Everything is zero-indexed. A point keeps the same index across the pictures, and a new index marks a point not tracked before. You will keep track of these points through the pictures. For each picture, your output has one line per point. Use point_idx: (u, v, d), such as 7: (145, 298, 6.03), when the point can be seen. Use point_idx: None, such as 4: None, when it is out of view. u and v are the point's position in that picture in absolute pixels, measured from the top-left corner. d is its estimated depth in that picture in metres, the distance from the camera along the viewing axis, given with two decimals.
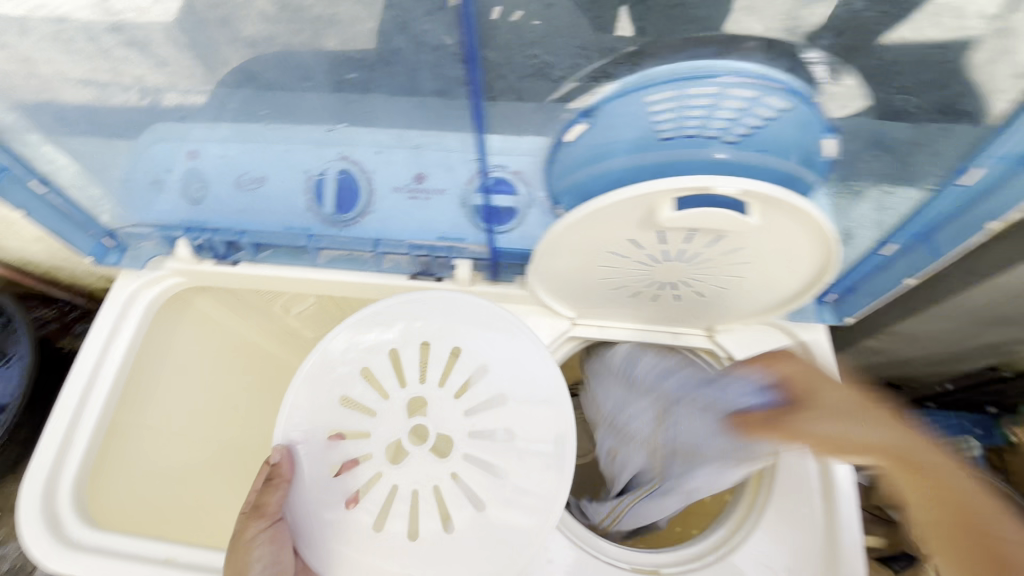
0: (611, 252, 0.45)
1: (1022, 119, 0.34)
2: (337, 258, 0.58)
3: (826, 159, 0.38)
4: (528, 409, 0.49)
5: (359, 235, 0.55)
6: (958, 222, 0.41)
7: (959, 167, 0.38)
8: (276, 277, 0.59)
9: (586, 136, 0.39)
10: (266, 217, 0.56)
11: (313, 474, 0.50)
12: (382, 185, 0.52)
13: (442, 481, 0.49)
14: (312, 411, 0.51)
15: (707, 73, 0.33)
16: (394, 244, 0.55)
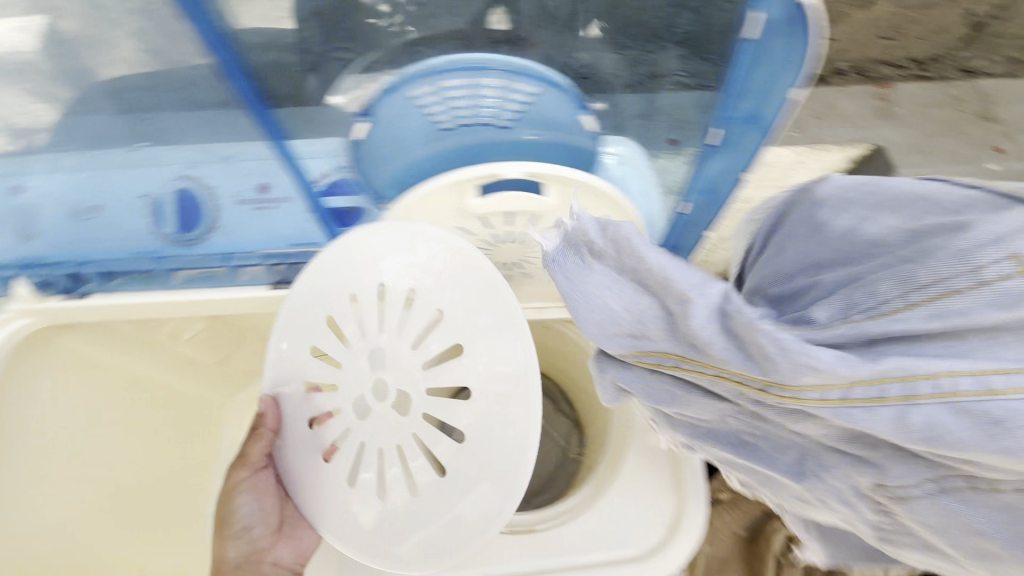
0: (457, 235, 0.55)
1: (736, 81, 0.46)
2: (195, 277, 0.62)
3: (585, 130, 0.52)
4: (497, 358, 0.50)
5: (207, 251, 0.61)
6: (725, 175, 0.53)
7: (707, 128, 0.50)
8: (128, 303, 0.61)
9: (376, 131, 0.50)
10: (111, 246, 0.60)
11: (294, 418, 0.55)
12: (224, 199, 0.57)
13: (403, 439, 0.52)
14: (287, 360, 0.55)
15: (464, 65, 0.47)
16: (247, 255, 0.61)
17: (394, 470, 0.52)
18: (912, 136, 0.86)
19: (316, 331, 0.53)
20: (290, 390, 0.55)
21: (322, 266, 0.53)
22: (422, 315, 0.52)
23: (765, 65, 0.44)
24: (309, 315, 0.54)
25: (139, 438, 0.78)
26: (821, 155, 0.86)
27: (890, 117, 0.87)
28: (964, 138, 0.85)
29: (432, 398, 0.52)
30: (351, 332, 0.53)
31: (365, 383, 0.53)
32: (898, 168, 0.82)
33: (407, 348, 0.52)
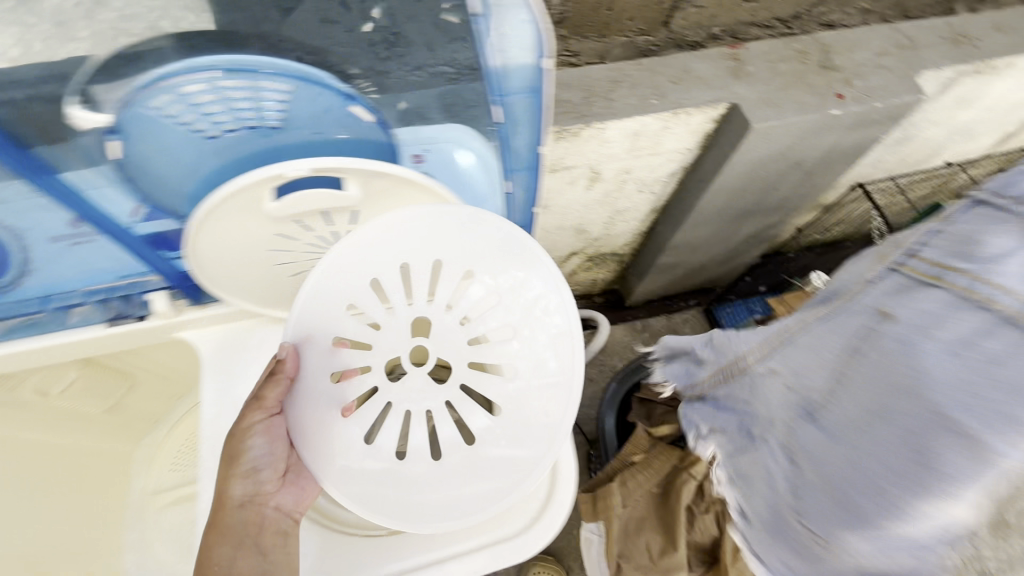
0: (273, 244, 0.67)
1: (501, 61, 0.61)
2: (14, 326, 0.70)
3: (335, 110, 0.60)
4: (540, 334, 0.71)
5: (22, 296, 0.70)
6: (520, 136, 0.68)
7: (494, 102, 0.65)
8: None
9: (143, 148, 0.58)
10: None
11: (316, 369, 0.69)
12: (41, 237, 0.68)
13: (438, 404, 0.71)
14: (315, 312, 0.69)
15: (195, 68, 0.53)
16: (66, 294, 0.71)
17: (420, 423, 0.71)
18: (762, 91, 0.90)
19: (372, 296, 0.70)
20: (319, 344, 0.69)
21: (380, 244, 0.69)
22: (474, 289, 0.72)
23: (510, 25, 0.58)
24: (357, 289, 0.70)
25: (58, 492, 0.94)
26: (681, 118, 0.90)
27: (741, 76, 0.92)
28: (807, 88, 0.91)
29: (477, 359, 0.72)
30: (417, 298, 0.71)
31: (401, 347, 0.71)
32: (752, 124, 0.87)
33: (448, 316, 0.72)
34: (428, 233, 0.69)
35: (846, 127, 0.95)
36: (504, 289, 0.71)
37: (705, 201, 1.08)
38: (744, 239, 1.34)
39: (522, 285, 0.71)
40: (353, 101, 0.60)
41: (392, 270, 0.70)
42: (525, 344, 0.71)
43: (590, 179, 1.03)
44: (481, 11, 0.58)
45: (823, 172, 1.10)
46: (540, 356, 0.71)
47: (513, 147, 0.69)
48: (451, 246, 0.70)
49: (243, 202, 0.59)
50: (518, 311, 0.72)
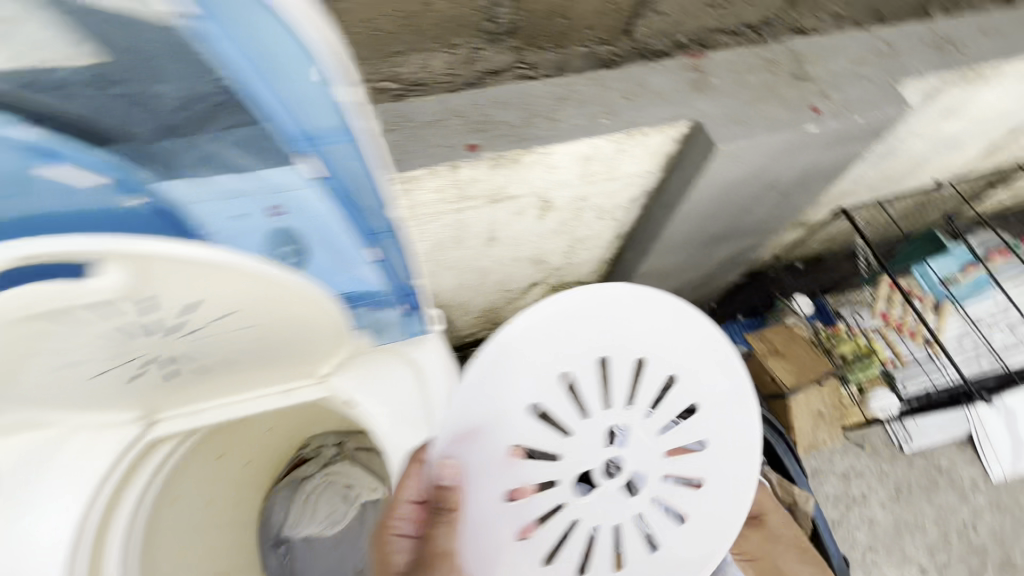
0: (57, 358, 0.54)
1: (263, 105, 0.45)
2: None
3: (83, 185, 0.47)
4: (727, 434, 0.80)
5: None
6: (358, 184, 0.54)
7: (295, 150, 0.50)
8: None
9: None
10: None
11: (508, 486, 0.72)
12: None
13: (648, 509, 0.78)
14: (515, 406, 0.71)
15: None
16: None
17: (603, 539, 0.77)
18: (727, 106, 0.79)
19: (565, 407, 0.73)
20: (501, 454, 0.72)
21: (577, 336, 0.72)
22: (670, 406, 0.76)
23: (227, 51, 0.41)
24: (560, 405, 0.73)
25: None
26: (636, 139, 0.79)
27: (704, 89, 0.80)
28: (780, 102, 0.80)
29: (680, 462, 0.78)
30: (620, 394, 0.74)
31: (596, 458, 0.74)
32: (718, 144, 0.76)
33: (646, 423, 0.76)
34: (627, 338, 0.74)
35: (822, 146, 0.84)
36: (697, 397, 0.78)
37: (672, 229, 0.96)
38: (718, 263, 1.22)
39: (726, 380, 0.79)
40: (104, 180, 0.48)
41: (583, 378, 0.73)
42: (746, 432, 0.80)
43: (542, 208, 0.90)
44: (207, 14, 0.38)
45: (800, 192, 0.99)
46: (723, 466, 0.80)
47: (348, 196, 0.55)
48: (647, 351, 0.75)
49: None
50: (708, 421, 0.79)
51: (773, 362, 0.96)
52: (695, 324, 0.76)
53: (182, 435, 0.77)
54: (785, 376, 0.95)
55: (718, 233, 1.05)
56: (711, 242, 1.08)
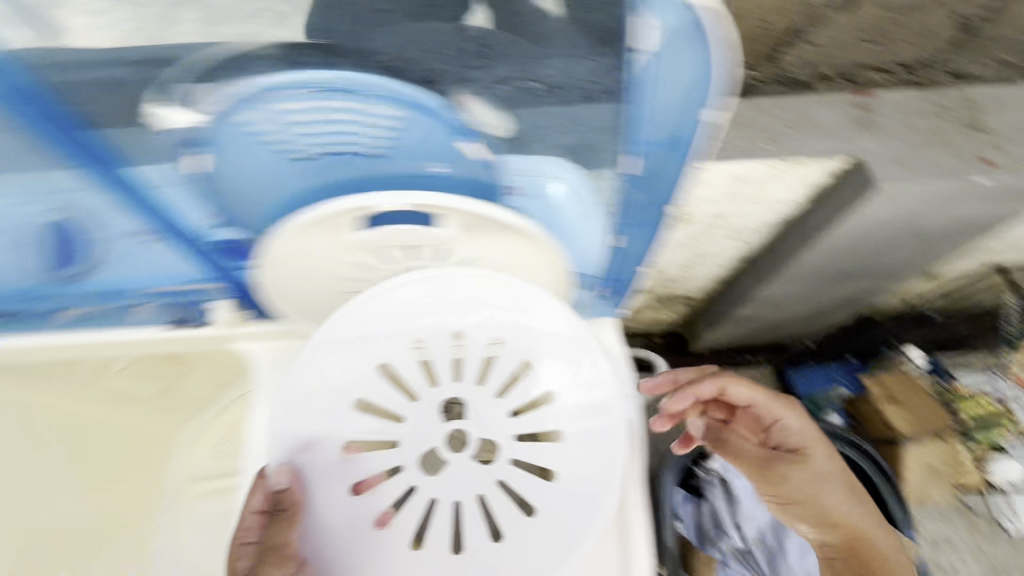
0: (359, 266, 0.71)
1: (642, 113, 0.52)
2: (95, 317, 0.75)
3: (459, 148, 0.59)
4: (568, 418, 0.66)
5: (96, 286, 0.73)
6: (654, 188, 0.58)
7: (629, 149, 0.55)
8: (42, 345, 0.74)
9: (230, 166, 0.60)
10: (26, 282, 0.71)
11: (333, 492, 0.64)
12: (117, 235, 0.69)
13: (488, 492, 0.64)
14: (333, 390, 0.67)
15: (356, 88, 0.54)
16: (140, 298, 0.75)
17: (473, 512, 0.63)
18: (893, 148, 0.79)
19: (349, 428, 0.66)
20: (325, 458, 0.65)
21: (408, 312, 0.69)
22: (508, 365, 0.68)
23: (649, 73, 0.49)
24: (324, 425, 0.66)
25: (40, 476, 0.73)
26: (795, 167, 0.81)
27: (871, 127, 0.81)
28: (950, 149, 0.80)
29: (524, 425, 0.66)
30: (416, 389, 0.68)
31: (435, 435, 0.66)
32: (881, 182, 0.76)
33: (485, 394, 0.68)
34: (450, 309, 0.70)
35: (985, 200, 0.83)
36: (557, 382, 0.67)
37: (801, 260, 0.97)
38: (833, 301, 1.22)
39: (529, 347, 0.69)
40: (474, 147, 0.60)
41: (373, 385, 0.68)
42: (548, 410, 0.67)
43: (680, 220, 0.94)
44: (665, 33, 0.46)
45: (946, 242, 0.97)
46: (569, 441, 0.65)
47: (634, 201, 0.61)
48: (493, 314, 0.69)
49: (343, 211, 0.62)
50: (555, 405, 0.67)
51: (892, 411, 0.97)
52: (535, 295, 0.68)
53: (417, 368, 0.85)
54: (902, 428, 0.96)
55: (849, 271, 1.05)
56: (836, 278, 1.08)
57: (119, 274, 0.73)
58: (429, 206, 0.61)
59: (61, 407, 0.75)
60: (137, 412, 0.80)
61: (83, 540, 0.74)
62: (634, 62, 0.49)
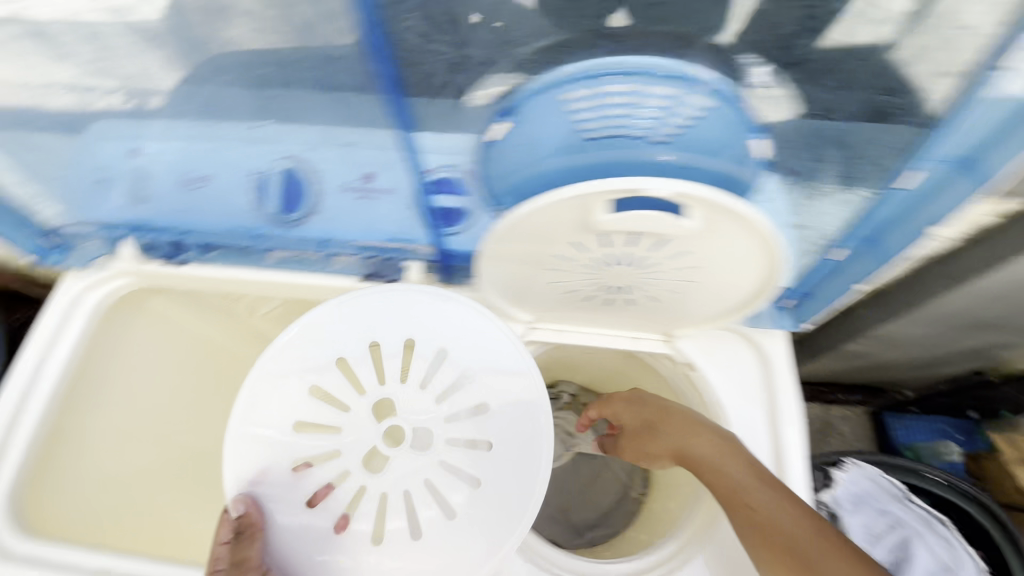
0: (554, 254, 0.44)
1: (958, 119, 0.34)
2: (288, 260, 0.55)
3: (757, 158, 0.38)
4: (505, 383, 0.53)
5: (304, 236, 0.53)
6: (903, 225, 0.41)
7: (897, 169, 0.38)
8: (227, 279, 0.56)
9: (511, 135, 0.39)
10: (208, 217, 0.53)
11: (290, 513, 0.52)
12: (330, 185, 0.50)
13: (429, 473, 0.53)
14: (275, 405, 0.53)
15: (642, 71, 0.34)
16: (342, 245, 0.53)
17: (424, 500, 0.52)
18: None
19: (290, 443, 0.53)
20: (278, 480, 0.52)
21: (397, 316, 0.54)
22: (417, 361, 0.53)
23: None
24: (265, 444, 0.53)
25: (168, 414, 0.69)
26: None
27: None
28: None
29: (455, 429, 0.53)
30: (345, 397, 0.54)
31: (371, 437, 0.53)
32: None
33: (411, 391, 0.54)
34: (373, 309, 0.54)
35: None
36: (475, 362, 0.53)
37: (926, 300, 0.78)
38: (955, 348, 0.89)
39: (483, 356, 0.53)
40: (763, 143, 0.38)
41: (301, 401, 0.54)
42: (477, 392, 0.53)
43: None
44: None
45: None
46: (498, 421, 0.52)
47: (881, 218, 0.42)
48: (385, 312, 0.54)
49: (571, 204, 0.37)
50: (500, 374, 0.53)
51: None
52: (507, 322, 0.56)
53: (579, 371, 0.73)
54: None
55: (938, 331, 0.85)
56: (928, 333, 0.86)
57: (335, 222, 0.52)
58: (684, 198, 0.36)
59: (191, 328, 0.73)
60: (256, 350, 0.83)
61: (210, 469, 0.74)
62: (986, 85, 0.32)
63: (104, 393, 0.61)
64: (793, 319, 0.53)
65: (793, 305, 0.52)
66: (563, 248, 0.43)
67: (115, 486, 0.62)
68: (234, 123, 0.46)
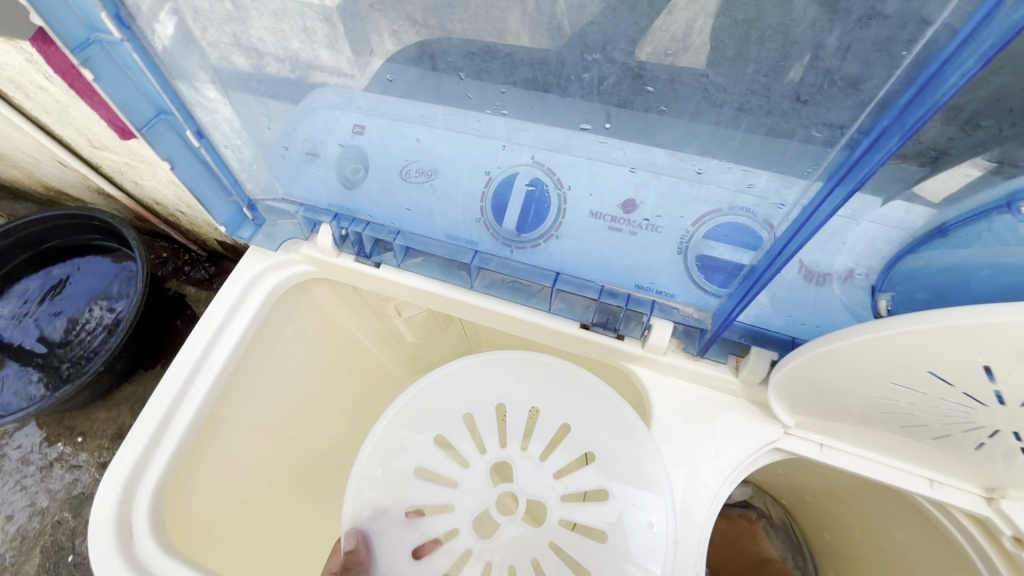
0: (927, 374, 0.30)
1: None
2: (499, 285, 0.46)
3: None
4: (641, 478, 0.41)
5: (538, 263, 0.43)
6: None
7: None
8: (421, 291, 0.48)
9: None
10: (430, 221, 0.44)
11: (390, 566, 0.42)
12: (580, 207, 0.39)
13: (540, 555, 0.41)
14: (402, 445, 0.45)
15: None
16: (578, 283, 0.43)
17: None
18: None
19: (403, 485, 0.43)
20: (388, 523, 0.43)
21: (533, 378, 0.46)
22: (548, 430, 0.44)
23: None
24: (376, 485, 0.43)
25: (299, 407, 0.62)
26: None
27: None
28: None
29: (574, 510, 0.42)
30: (465, 450, 0.44)
31: (487, 499, 0.43)
32: None
33: (533, 457, 0.44)
34: (508, 367, 0.47)
35: None
36: (610, 440, 0.43)
37: None
38: None
39: (619, 441, 0.43)
40: None
41: (423, 444, 0.45)
42: (605, 473, 0.42)
43: None
44: None
45: None
46: (632, 511, 0.40)
47: None
48: (515, 374, 0.46)
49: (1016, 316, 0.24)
50: (635, 456, 0.42)
51: None
52: (722, 421, 0.43)
53: (800, 479, 0.58)
54: None
55: None
56: None
57: (578, 256, 0.41)
58: None
59: (340, 322, 0.66)
60: (391, 356, 0.77)
61: (312, 474, 0.66)
62: None
63: (253, 385, 0.55)
64: None
65: None
66: (943, 367, 0.29)
67: (238, 485, 0.54)
68: (554, 125, 0.36)
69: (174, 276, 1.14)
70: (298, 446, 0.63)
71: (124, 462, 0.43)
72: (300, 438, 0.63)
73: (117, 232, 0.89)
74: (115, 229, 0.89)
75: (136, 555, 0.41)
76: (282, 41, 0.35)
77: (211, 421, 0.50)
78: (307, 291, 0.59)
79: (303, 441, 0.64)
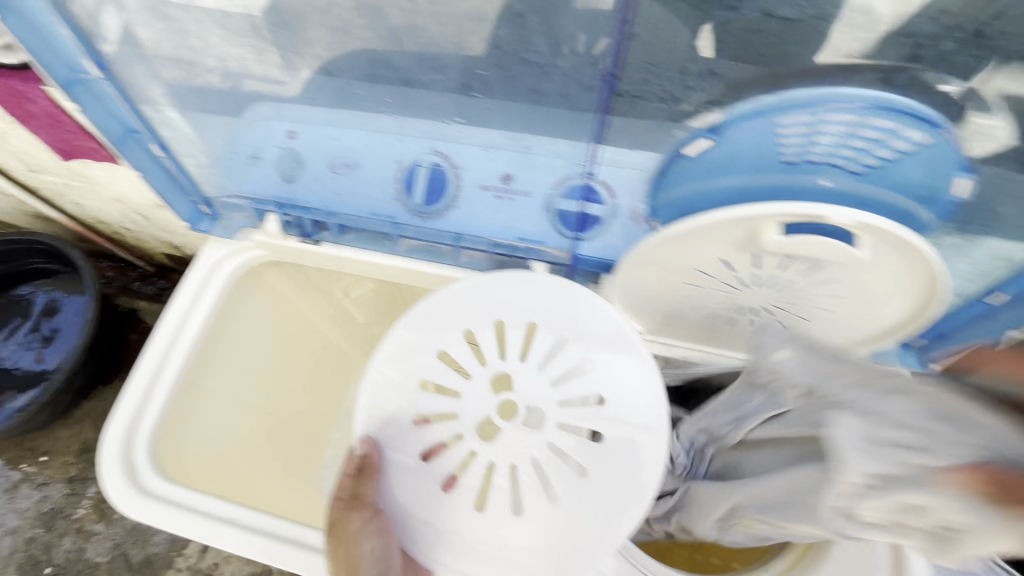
0: (699, 270, 0.45)
1: None
2: (418, 249, 0.58)
3: (952, 197, 0.38)
4: (622, 373, 0.48)
5: (441, 228, 0.55)
6: None
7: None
8: (356, 259, 0.60)
9: (709, 151, 0.40)
10: (358, 202, 0.56)
11: (403, 464, 0.48)
12: (470, 182, 0.52)
13: (540, 454, 0.48)
14: (406, 363, 0.50)
15: (891, 113, 0.35)
16: (474, 241, 0.55)
17: (529, 475, 0.47)
18: None
19: (410, 397, 0.50)
20: (400, 430, 0.49)
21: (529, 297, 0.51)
22: (542, 343, 0.50)
23: None
24: (387, 398, 0.50)
25: (262, 378, 0.72)
26: None
27: None
28: None
29: (566, 410, 0.48)
30: (466, 364, 0.50)
31: (490, 408, 0.49)
32: None
33: (531, 367, 0.49)
34: (505, 286, 0.51)
35: None
36: (598, 346, 0.49)
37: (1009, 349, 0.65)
38: None
39: (605, 347, 0.49)
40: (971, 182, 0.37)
41: (427, 361, 0.50)
42: (594, 377, 0.48)
43: None
44: None
45: None
46: (616, 404, 0.47)
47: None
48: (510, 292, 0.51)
49: (737, 224, 0.39)
50: (616, 358, 0.49)
51: None
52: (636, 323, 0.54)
53: None
54: None
55: None
56: None
57: (470, 220, 0.54)
58: (861, 228, 0.37)
59: (292, 303, 0.76)
60: (344, 336, 0.87)
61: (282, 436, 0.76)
62: None
63: (220, 358, 0.64)
64: (918, 358, 0.52)
65: (924, 344, 0.51)
66: (707, 265, 0.44)
67: (217, 442, 0.64)
68: (431, 119, 0.51)
69: (125, 294, 1.19)
70: (265, 411, 0.73)
71: (121, 422, 0.54)
72: (265, 405, 0.73)
73: (61, 254, 0.93)
74: (57, 250, 0.93)
75: (141, 485, 0.52)
76: (227, 67, 0.47)
77: (189, 388, 0.59)
78: (264, 275, 0.69)
79: (269, 408, 0.74)
